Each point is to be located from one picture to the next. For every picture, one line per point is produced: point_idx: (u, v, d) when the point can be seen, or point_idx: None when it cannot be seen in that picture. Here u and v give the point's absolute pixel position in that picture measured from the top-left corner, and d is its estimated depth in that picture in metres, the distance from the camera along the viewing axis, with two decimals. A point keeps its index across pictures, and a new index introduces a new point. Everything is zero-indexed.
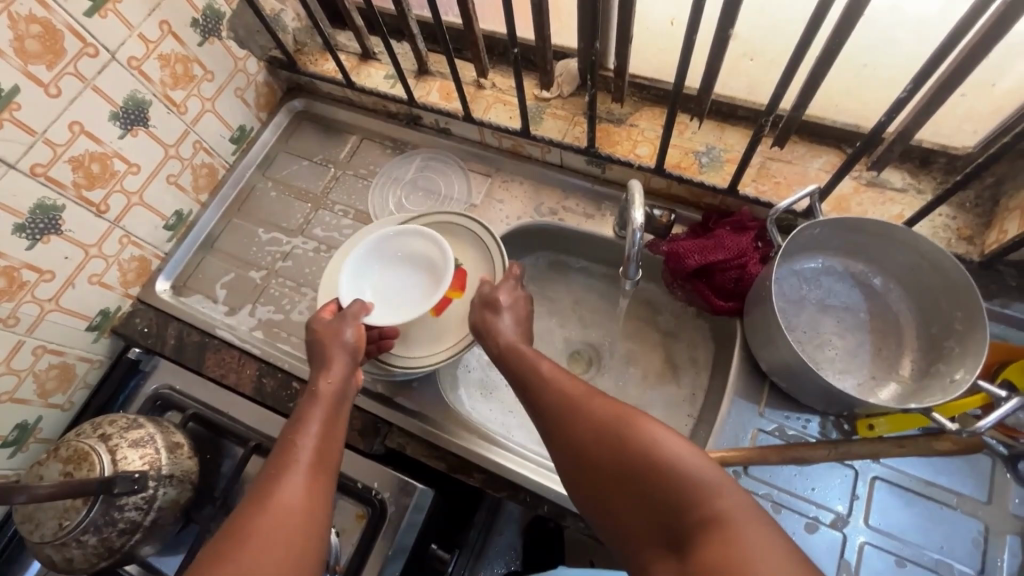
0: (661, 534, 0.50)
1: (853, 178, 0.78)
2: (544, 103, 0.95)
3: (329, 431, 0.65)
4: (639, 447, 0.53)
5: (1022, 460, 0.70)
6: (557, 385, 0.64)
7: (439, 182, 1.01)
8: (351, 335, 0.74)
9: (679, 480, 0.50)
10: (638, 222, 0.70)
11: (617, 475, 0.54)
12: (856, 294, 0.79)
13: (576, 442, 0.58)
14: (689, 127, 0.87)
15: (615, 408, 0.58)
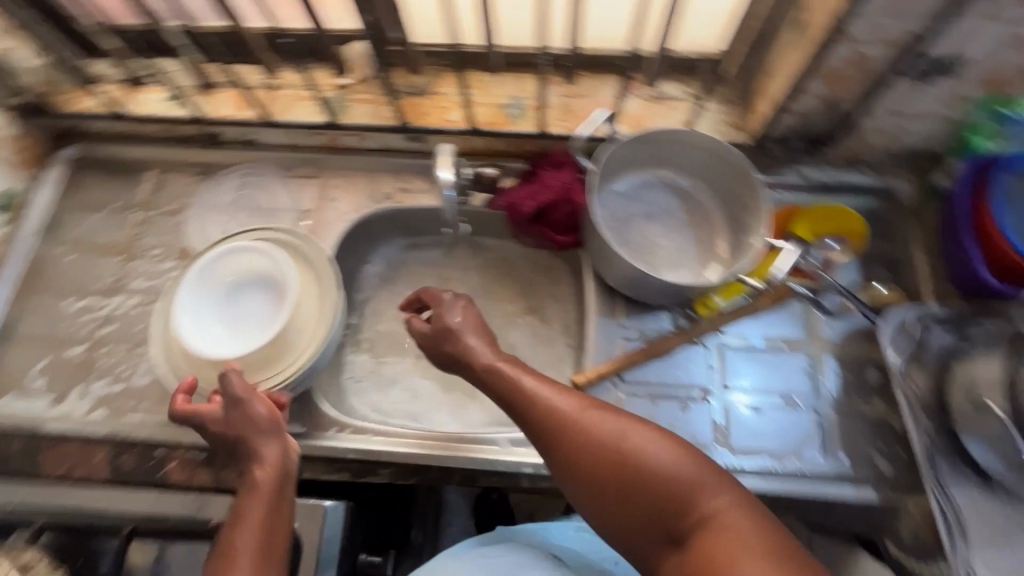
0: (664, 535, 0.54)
1: (639, 97, 0.86)
2: (345, 90, 0.90)
3: (270, 520, 0.60)
4: (638, 465, 0.55)
5: (824, 297, 0.83)
6: (544, 396, 0.62)
7: (261, 196, 0.93)
8: (262, 411, 0.66)
9: (676, 489, 0.54)
10: None
11: (620, 488, 0.56)
12: (671, 199, 0.88)
13: (576, 456, 0.58)
14: (489, 83, 0.88)
15: (609, 418, 0.59)
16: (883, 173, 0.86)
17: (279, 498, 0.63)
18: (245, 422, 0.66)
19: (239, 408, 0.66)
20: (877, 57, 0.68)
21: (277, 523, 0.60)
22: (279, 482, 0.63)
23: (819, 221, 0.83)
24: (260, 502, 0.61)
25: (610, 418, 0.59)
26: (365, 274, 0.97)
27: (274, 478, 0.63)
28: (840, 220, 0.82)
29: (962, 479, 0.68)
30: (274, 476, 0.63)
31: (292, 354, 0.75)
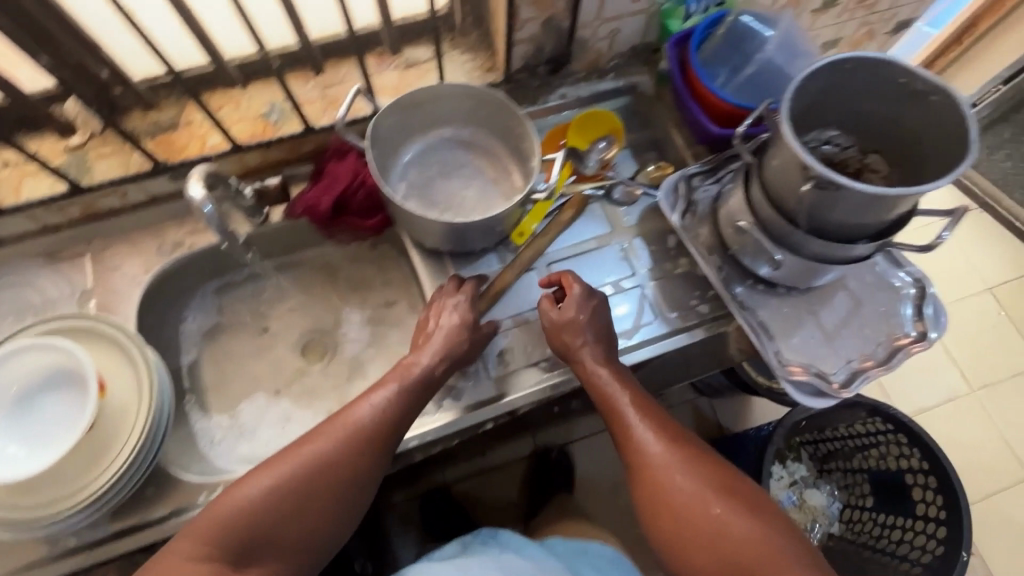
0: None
1: (395, 69, 0.89)
2: (81, 150, 0.81)
3: (360, 436, 0.67)
4: (725, 526, 0.64)
5: (614, 190, 0.93)
6: (651, 433, 0.72)
7: (26, 294, 0.81)
8: (454, 318, 0.78)
9: (752, 550, 0.62)
10: (200, 198, 0.66)
11: (705, 534, 0.64)
12: (460, 151, 0.92)
13: (669, 492, 0.67)
14: (241, 97, 0.85)
15: (702, 472, 0.68)
16: (623, 74, 0.98)
17: (411, 403, 0.72)
18: (447, 333, 0.77)
19: (458, 323, 0.78)
20: None
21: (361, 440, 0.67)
22: (424, 383, 0.73)
23: (586, 128, 0.92)
24: (387, 401, 0.70)
25: (709, 471, 0.69)
26: (189, 330, 0.90)
27: (403, 395, 0.72)
28: (602, 122, 0.92)
29: (755, 290, 0.82)
30: (418, 382, 0.73)
31: (123, 438, 0.69)
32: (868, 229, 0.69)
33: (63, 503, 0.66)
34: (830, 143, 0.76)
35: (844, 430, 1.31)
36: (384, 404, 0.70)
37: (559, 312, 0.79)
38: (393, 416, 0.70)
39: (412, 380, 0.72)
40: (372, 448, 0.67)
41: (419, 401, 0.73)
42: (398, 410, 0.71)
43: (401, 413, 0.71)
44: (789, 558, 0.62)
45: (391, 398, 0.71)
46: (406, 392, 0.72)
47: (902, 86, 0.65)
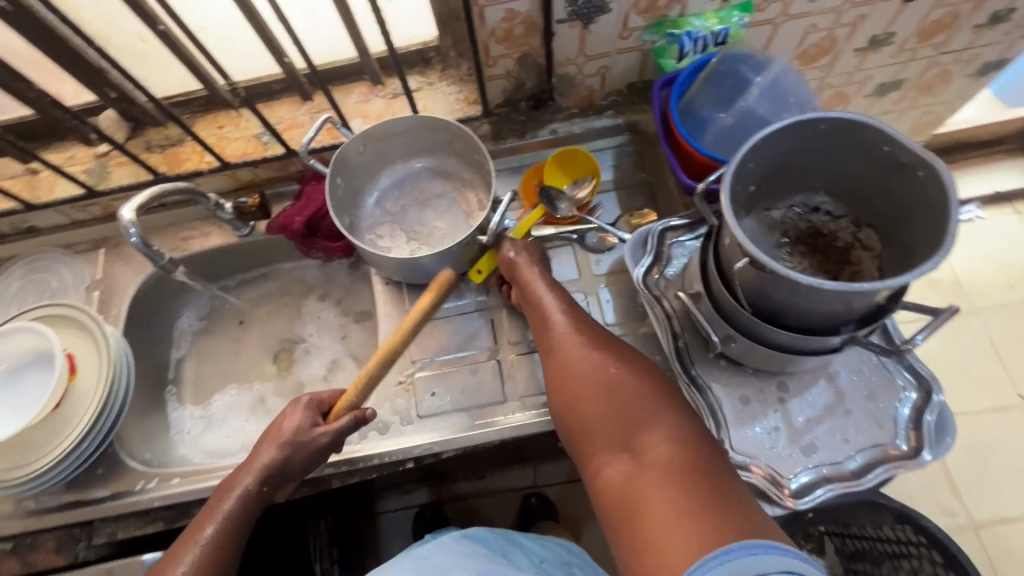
0: (609, 436, 0.56)
1: (383, 97, 0.91)
2: (106, 157, 0.92)
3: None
4: (616, 384, 0.58)
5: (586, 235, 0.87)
6: (559, 306, 0.68)
7: (49, 280, 0.94)
8: (293, 426, 0.69)
9: (640, 406, 0.56)
10: (127, 218, 0.70)
11: (595, 393, 0.58)
12: (437, 181, 0.93)
13: (566, 362, 0.62)
14: (242, 118, 0.92)
15: (606, 349, 0.62)
16: (622, 111, 0.92)
17: (237, 538, 0.64)
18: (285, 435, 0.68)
19: (308, 448, 0.68)
20: (527, 10, 0.72)
21: None
22: (249, 511, 0.66)
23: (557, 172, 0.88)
24: (201, 550, 0.62)
25: (614, 348, 0.63)
26: (180, 326, 0.99)
27: (241, 511, 0.65)
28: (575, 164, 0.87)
29: (717, 370, 0.72)
30: (236, 513, 0.65)
31: (79, 418, 0.77)
32: (832, 320, 0.58)
33: (19, 470, 0.74)
34: (819, 210, 0.67)
35: (871, 531, 1.06)
36: (199, 556, 0.62)
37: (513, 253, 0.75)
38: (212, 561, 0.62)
39: (236, 516, 0.65)
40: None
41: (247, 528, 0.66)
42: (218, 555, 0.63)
43: (223, 552, 0.63)
44: (676, 424, 0.54)
45: (206, 545, 0.62)
46: (227, 531, 0.64)
47: (886, 156, 0.56)
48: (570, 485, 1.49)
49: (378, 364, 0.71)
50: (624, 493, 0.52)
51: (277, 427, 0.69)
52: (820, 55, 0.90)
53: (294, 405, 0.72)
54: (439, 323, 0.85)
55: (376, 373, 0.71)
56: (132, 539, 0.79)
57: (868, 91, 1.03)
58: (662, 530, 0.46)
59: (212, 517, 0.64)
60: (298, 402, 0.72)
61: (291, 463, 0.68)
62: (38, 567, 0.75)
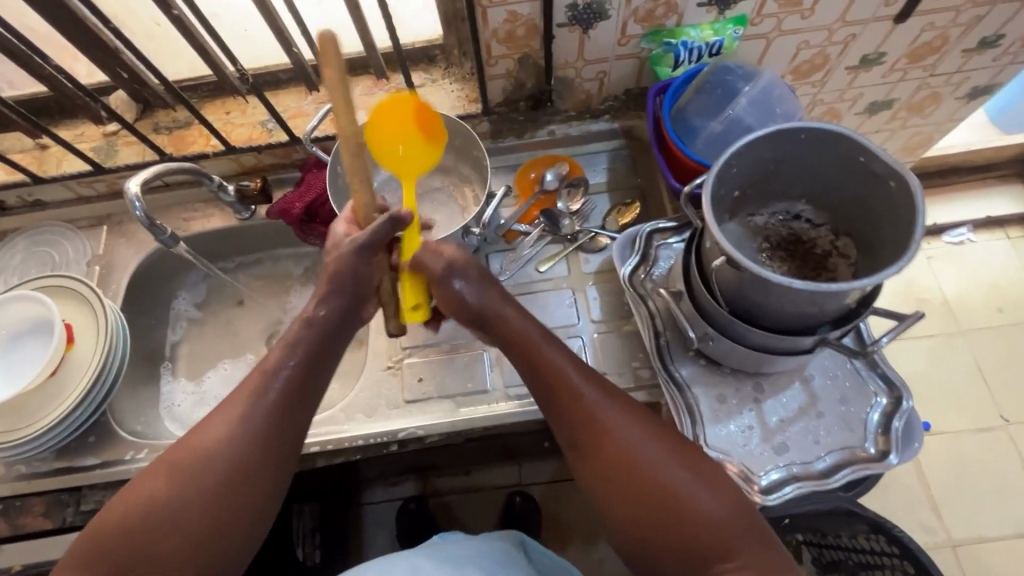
0: (683, 554, 0.54)
1: (386, 92, 0.93)
2: (114, 136, 0.95)
3: (286, 398, 0.60)
4: (689, 505, 0.55)
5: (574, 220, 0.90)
6: (601, 397, 0.61)
7: (51, 253, 0.96)
8: (342, 229, 0.69)
9: (712, 522, 0.54)
10: (133, 192, 0.72)
11: (660, 513, 0.55)
12: (435, 175, 0.96)
13: (623, 481, 0.57)
14: (249, 105, 0.94)
15: (659, 451, 0.57)
16: (618, 116, 0.95)
17: (312, 364, 0.63)
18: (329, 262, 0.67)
19: (350, 249, 0.65)
20: (529, 13, 0.75)
21: (280, 421, 0.59)
22: (318, 334, 0.65)
23: (390, 125, 0.73)
24: (259, 408, 0.59)
25: (664, 446, 0.58)
26: (176, 307, 1.01)
27: (314, 333, 0.64)
28: (423, 144, 0.74)
29: (698, 369, 0.74)
30: (306, 338, 0.64)
31: (72, 388, 0.79)
32: (805, 322, 0.61)
33: (12, 434, 0.76)
34: (800, 218, 0.70)
35: (846, 541, 1.07)
36: (276, 386, 0.60)
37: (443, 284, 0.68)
38: (279, 415, 0.59)
39: (304, 343, 0.63)
40: (269, 456, 0.58)
41: (316, 367, 0.63)
42: (289, 401, 0.60)
43: (293, 400, 0.61)
44: (748, 537, 0.54)
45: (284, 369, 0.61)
46: (292, 379, 0.61)
47: (861, 165, 0.58)
48: (554, 485, 1.51)
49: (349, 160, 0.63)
50: None
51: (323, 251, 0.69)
52: (812, 71, 0.93)
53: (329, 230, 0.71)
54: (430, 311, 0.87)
55: (353, 128, 0.62)
56: None
57: (859, 110, 1.06)
58: None
59: (282, 344, 0.63)
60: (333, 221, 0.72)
61: (342, 266, 0.65)
62: (26, 531, 0.76)
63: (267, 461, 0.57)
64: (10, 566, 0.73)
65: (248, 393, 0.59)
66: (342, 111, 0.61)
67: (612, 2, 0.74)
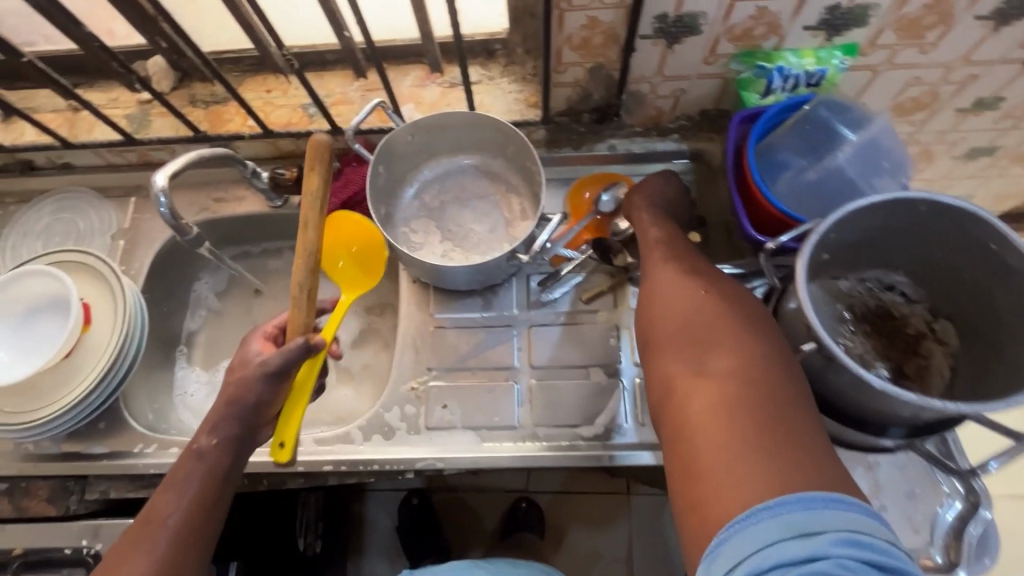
0: (684, 349, 0.50)
1: (438, 85, 0.86)
2: (149, 105, 0.89)
3: (176, 545, 0.57)
4: (719, 319, 0.50)
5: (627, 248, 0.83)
6: (687, 249, 0.62)
7: (76, 220, 0.92)
8: (257, 348, 0.69)
9: (738, 343, 0.48)
10: (159, 185, 0.67)
11: (687, 318, 0.52)
12: (482, 181, 0.89)
13: (665, 290, 0.55)
14: (291, 86, 0.88)
15: (715, 285, 0.55)
16: (688, 137, 0.86)
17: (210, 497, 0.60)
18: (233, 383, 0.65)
19: (259, 372, 0.64)
20: (611, 20, 0.66)
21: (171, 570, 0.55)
22: (211, 469, 0.61)
23: (338, 236, 0.82)
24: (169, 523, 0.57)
25: (720, 287, 0.55)
26: (197, 290, 0.97)
27: (207, 469, 0.60)
28: (364, 266, 0.81)
29: None
30: (201, 472, 0.60)
31: (87, 372, 0.75)
32: (887, 420, 0.54)
33: (25, 415, 0.74)
34: (893, 289, 0.61)
35: None
36: (166, 531, 0.57)
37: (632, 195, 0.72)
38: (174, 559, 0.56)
39: (195, 480, 0.60)
40: None
41: (213, 499, 0.60)
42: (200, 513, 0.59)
43: (191, 537, 0.58)
44: (774, 376, 0.46)
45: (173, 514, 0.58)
46: (202, 491, 0.59)
47: (991, 254, 0.52)
48: (563, 496, 1.44)
49: (301, 271, 0.67)
50: (677, 404, 0.47)
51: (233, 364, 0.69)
52: (916, 109, 0.82)
53: (243, 344, 0.71)
54: (461, 332, 0.81)
55: (314, 245, 0.67)
56: (126, 499, 0.78)
57: (958, 152, 0.94)
58: (708, 450, 0.42)
59: (174, 486, 0.59)
60: (251, 333, 0.72)
61: (244, 391, 0.63)
62: (30, 514, 0.75)
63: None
64: (11, 549, 0.72)
65: (139, 543, 0.56)
66: (312, 222, 0.67)
67: (706, 18, 0.65)
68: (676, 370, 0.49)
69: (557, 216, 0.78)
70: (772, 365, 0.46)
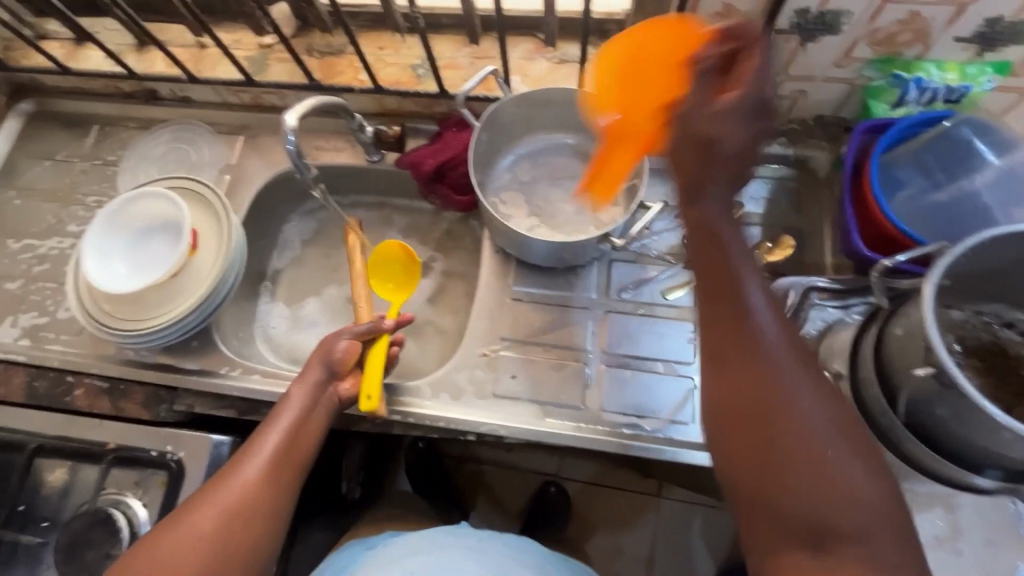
0: (792, 518, 0.43)
1: (547, 60, 0.86)
2: (268, 49, 0.94)
3: (276, 469, 0.66)
4: (835, 472, 0.43)
5: None
6: (764, 340, 0.45)
7: (190, 152, 0.98)
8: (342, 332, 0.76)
9: (861, 514, 0.42)
10: (287, 126, 0.69)
11: (797, 472, 0.43)
12: (575, 162, 0.88)
13: (767, 418, 0.44)
14: (403, 45, 0.90)
15: (824, 406, 0.45)
16: (797, 142, 0.83)
17: (303, 432, 0.70)
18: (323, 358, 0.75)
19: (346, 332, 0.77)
20: (748, 10, 0.64)
21: (270, 491, 0.64)
22: (306, 415, 0.71)
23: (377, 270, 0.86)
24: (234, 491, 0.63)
25: (831, 407, 0.45)
26: (286, 232, 1.01)
27: (301, 411, 0.71)
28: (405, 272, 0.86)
29: None
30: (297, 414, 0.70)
31: (191, 292, 0.80)
32: (991, 459, 0.52)
33: (132, 324, 0.79)
34: (1012, 327, 0.59)
35: None
36: (265, 457, 0.66)
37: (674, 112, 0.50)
38: (271, 479, 0.65)
39: (287, 419, 0.70)
40: (268, 507, 0.63)
41: (302, 435, 0.70)
42: (274, 472, 0.66)
43: (285, 464, 0.67)
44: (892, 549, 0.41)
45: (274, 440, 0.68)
46: (299, 418, 0.70)
47: None
48: (592, 487, 1.45)
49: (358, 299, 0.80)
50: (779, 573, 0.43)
51: (321, 345, 0.76)
52: None
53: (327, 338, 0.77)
54: (536, 307, 0.82)
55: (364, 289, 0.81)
56: (208, 415, 0.84)
57: None
58: None
59: (271, 426, 0.69)
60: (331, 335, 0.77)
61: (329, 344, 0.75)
62: (126, 415, 0.81)
63: (260, 511, 0.63)
64: (106, 443, 0.79)
65: (245, 458, 0.66)
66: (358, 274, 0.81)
67: (851, 17, 0.62)
68: (791, 548, 0.43)
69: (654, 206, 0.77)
70: (890, 537, 0.42)
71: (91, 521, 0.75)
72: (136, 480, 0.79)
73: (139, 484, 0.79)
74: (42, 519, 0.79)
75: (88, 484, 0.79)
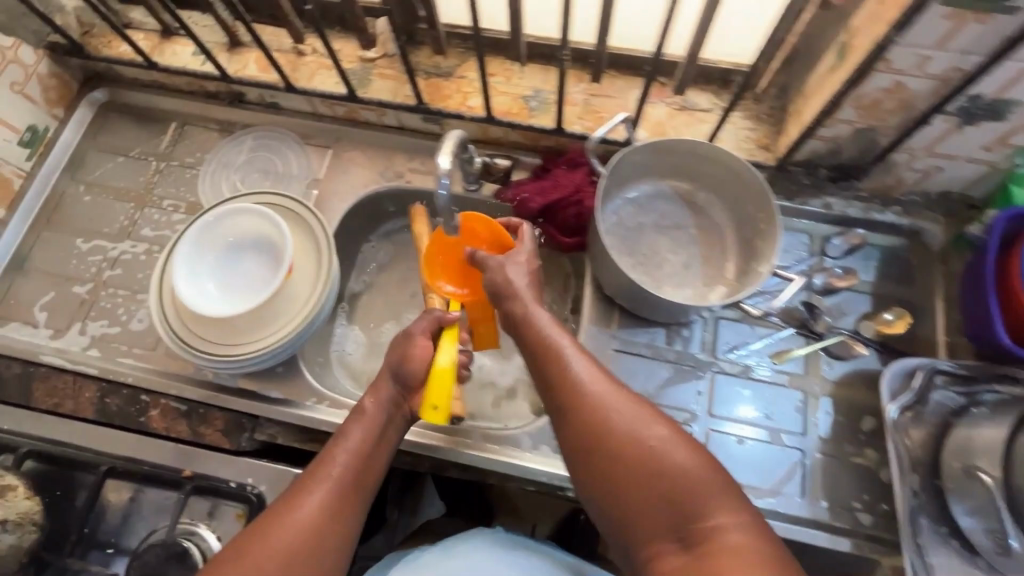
0: (657, 520, 0.54)
1: (666, 104, 0.84)
2: (370, 64, 0.90)
3: (342, 494, 0.62)
4: (661, 464, 0.55)
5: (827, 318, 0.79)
6: (580, 383, 0.61)
7: (275, 161, 0.93)
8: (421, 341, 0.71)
9: (698, 496, 0.54)
10: (444, 167, 0.63)
11: (643, 482, 0.55)
12: (684, 212, 0.85)
13: (608, 445, 0.58)
14: (515, 73, 0.87)
15: (643, 412, 0.59)
16: (914, 213, 0.81)
17: (370, 459, 0.65)
18: (392, 369, 0.70)
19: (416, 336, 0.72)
20: (918, 89, 0.62)
21: (335, 519, 0.60)
22: (373, 441, 0.66)
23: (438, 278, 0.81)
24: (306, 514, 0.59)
25: (647, 415, 0.59)
26: (365, 252, 0.97)
27: (369, 434, 0.66)
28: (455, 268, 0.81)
29: (944, 545, 0.65)
30: (362, 440, 0.66)
31: (286, 320, 0.76)
32: None
33: (223, 348, 0.76)
34: None
35: None
36: (329, 485, 0.62)
37: (505, 264, 0.71)
38: (337, 504, 0.61)
39: (354, 441, 0.65)
40: (333, 537, 0.59)
41: (369, 459, 0.65)
42: (341, 498, 0.62)
43: (353, 489, 0.63)
44: (728, 513, 0.53)
45: (341, 467, 0.63)
46: (364, 438, 0.66)
47: None
48: None
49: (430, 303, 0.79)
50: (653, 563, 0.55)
51: (395, 355, 0.71)
52: None
53: (408, 332, 0.73)
54: (638, 361, 0.80)
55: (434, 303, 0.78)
56: (287, 446, 0.80)
57: None
58: None
59: (336, 451, 0.64)
60: (410, 330, 0.72)
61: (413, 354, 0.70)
62: (205, 441, 0.77)
63: (326, 542, 0.59)
64: (183, 470, 0.74)
65: (313, 486, 0.62)
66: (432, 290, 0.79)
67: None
68: (661, 542, 0.54)
69: (800, 279, 0.73)
70: (729, 510, 0.53)
71: (164, 554, 0.70)
72: (212, 512, 0.74)
73: (217, 517, 0.74)
74: (104, 545, 0.75)
75: (168, 512, 0.76)
